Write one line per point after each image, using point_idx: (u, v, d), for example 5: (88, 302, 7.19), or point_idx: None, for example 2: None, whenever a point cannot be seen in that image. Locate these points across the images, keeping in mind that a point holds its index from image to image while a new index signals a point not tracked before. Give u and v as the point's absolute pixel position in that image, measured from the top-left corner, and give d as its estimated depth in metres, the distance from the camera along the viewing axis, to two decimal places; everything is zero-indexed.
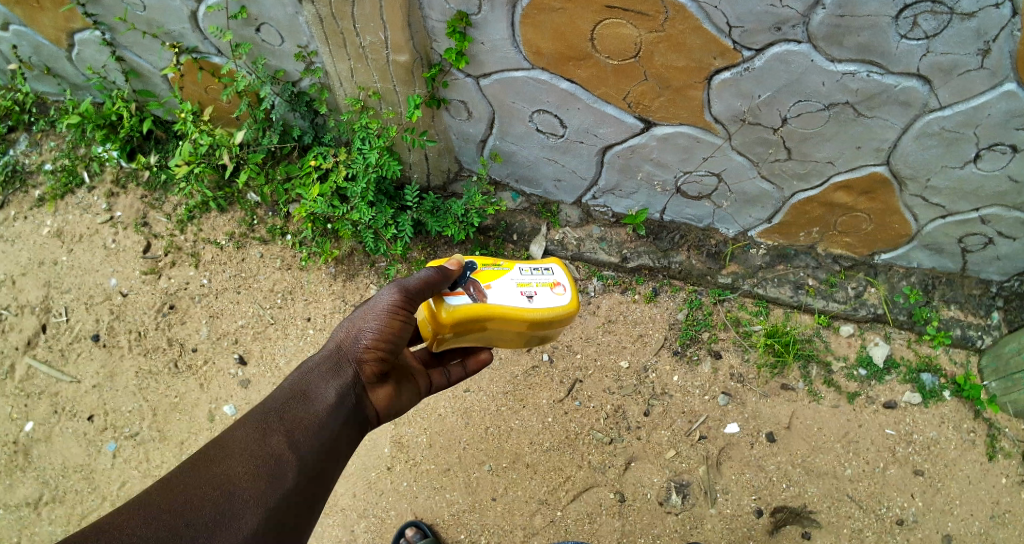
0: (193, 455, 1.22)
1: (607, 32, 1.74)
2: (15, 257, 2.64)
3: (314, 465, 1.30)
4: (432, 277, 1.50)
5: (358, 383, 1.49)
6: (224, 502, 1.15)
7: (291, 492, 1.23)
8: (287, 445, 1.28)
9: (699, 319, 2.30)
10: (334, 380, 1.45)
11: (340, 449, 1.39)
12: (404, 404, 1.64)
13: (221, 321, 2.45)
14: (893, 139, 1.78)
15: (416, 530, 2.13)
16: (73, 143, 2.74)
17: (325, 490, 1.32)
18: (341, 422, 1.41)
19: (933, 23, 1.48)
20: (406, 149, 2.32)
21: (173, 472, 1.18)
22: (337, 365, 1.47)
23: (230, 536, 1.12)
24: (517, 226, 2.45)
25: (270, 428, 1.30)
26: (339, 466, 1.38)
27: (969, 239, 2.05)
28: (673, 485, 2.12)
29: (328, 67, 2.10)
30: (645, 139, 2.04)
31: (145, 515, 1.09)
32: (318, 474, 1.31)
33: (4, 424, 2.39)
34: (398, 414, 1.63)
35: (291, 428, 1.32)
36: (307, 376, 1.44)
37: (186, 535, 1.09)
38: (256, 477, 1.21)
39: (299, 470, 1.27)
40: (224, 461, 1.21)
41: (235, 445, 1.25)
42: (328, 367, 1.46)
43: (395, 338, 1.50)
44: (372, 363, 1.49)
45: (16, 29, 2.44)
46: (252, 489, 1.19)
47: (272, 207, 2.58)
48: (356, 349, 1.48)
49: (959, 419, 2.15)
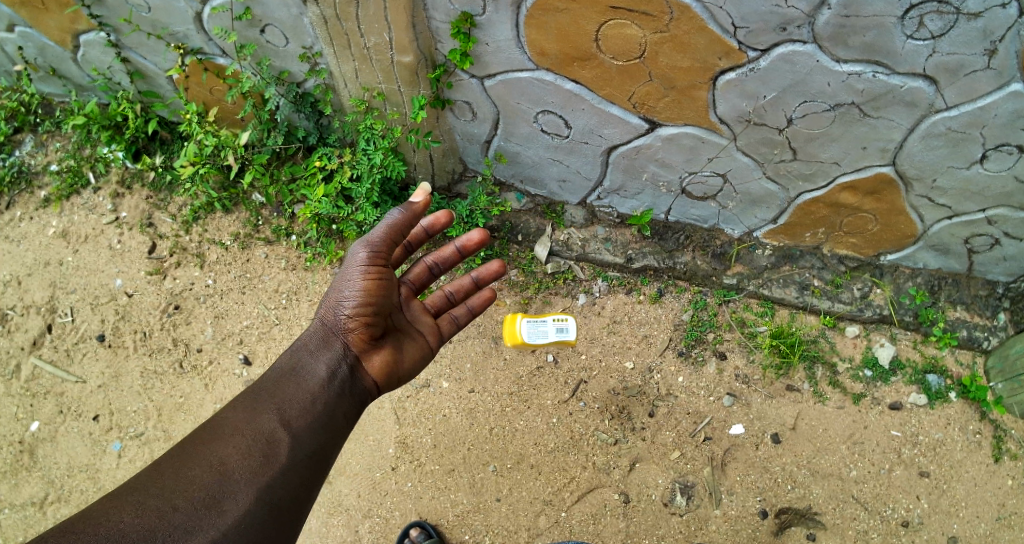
0: (189, 441, 1.39)
1: (612, 33, 1.74)
2: (20, 258, 2.65)
3: (305, 438, 1.46)
4: (398, 219, 1.64)
5: (349, 353, 1.65)
6: (215, 482, 1.31)
7: (284, 468, 1.39)
8: (276, 424, 1.44)
9: (704, 320, 2.29)
10: (323, 354, 1.62)
11: (334, 418, 1.55)
12: (407, 365, 1.76)
13: (226, 321, 2.46)
14: (898, 139, 1.78)
15: (420, 530, 2.14)
16: (79, 144, 2.75)
17: (320, 458, 1.48)
18: (335, 393, 1.58)
19: (939, 23, 1.47)
20: (411, 149, 2.31)
21: (167, 460, 1.34)
22: (326, 338, 1.65)
23: (224, 513, 1.28)
24: (522, 227, 2.44)
25: (261, 409, 1.47)
26: (335, 437, 1.54)
27: (975, 240, 2.04)
28: (678, 486, 2.13)
29: (333, 68, 2.10)
30: (650, 139, 2.03)
31: (137, 504, 1.23)
32: (311, 446, 1.47)
33: (10, 424, 2.41)
34: (402, 377, 1.77)
35: (280, 408, 1.48)
36: (299, 353, 1.63)
37: (178, 516, 1.24)
38: (249, 456, 1.37)
39: (290, 449, 1.42)
40: (218, 444, 1.38)
41: (229, 428, 1.42)
42: (318, 343, 1.64)
43: (374, 300, 1.64)
44: (359, 330, 1.65)
45: (22, 31, 2.45)
46: (245, 468, 1.35)
47: (277, 208, 2.57)
48: (340, 323, 1.64)
49: (965, 420, 2.15)
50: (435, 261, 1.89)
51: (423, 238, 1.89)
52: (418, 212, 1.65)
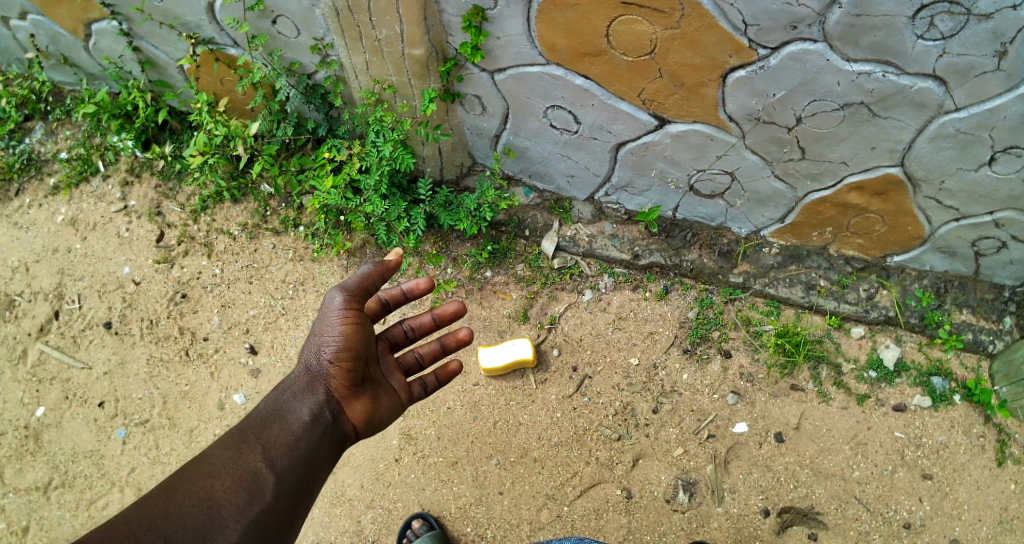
0: (174, 476, 1.29)
1: (622, 29, 1.74)
2: (29, 244, 2.66)
3: (291, 478, 1.39)
4: (371, 272, 1.68)
5: (331, 399, 1.58)
6: (203, 519, 1.22)
7: (269, 508, 1.31)
8: (262, 463, 1.36)
9: (709, 318, 2.30)
10: (307, 397, 1.55)
11: (317, 460, 1.48)
12: (384, 417, 1.70)
13: (232, 311, 2.47)
14: (907, 140, 1.77)
15: (423, 522, 2.14)
16: (89, 132, 2.76)
17: (304, 501, 1.40)
18: (319, 436, 1.50)
19: (949, 23, 1.47)
20: (420, 143, 2.31)
21: (152, 492, 1.25)
22: (309, 384, 1.57)
23: None
24: (529, 222, 2.45)
25: (247, 447, 1.38)
26: (316, 481, 1.46)
27: (982, 243, 2.04)
28: (680, 483, 2.13)
29: (343, 60, 2.11)
30: (659, 136, 2.04)
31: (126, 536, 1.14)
32: (296, 488, 1.39)
33: (16, 409, 2.42)
34: (378, 428, 1.70)
35: (267, 447, 1.40)
36: (281, 398, 1.54)
37: None
38: (234, 495, 1.28)
39: (276, 487, 1.34)
40: (202, 481, 1.28)
41: (215, 465, 1.32)
42: (301, 387, 1.57)
43: (355, 344, 1.60)
44: (342, 373, 1.59)
45: (34, 19, 2.46)
46: (232, 507, 1.26)
47: (286, 199, 2.58)
48: (323, 367, 1.59)
49: (969, 423, 2.14)
50: (410, 326, 1.88)
51: (400, 299, 1.86)
52: (390, 269, 1.71)
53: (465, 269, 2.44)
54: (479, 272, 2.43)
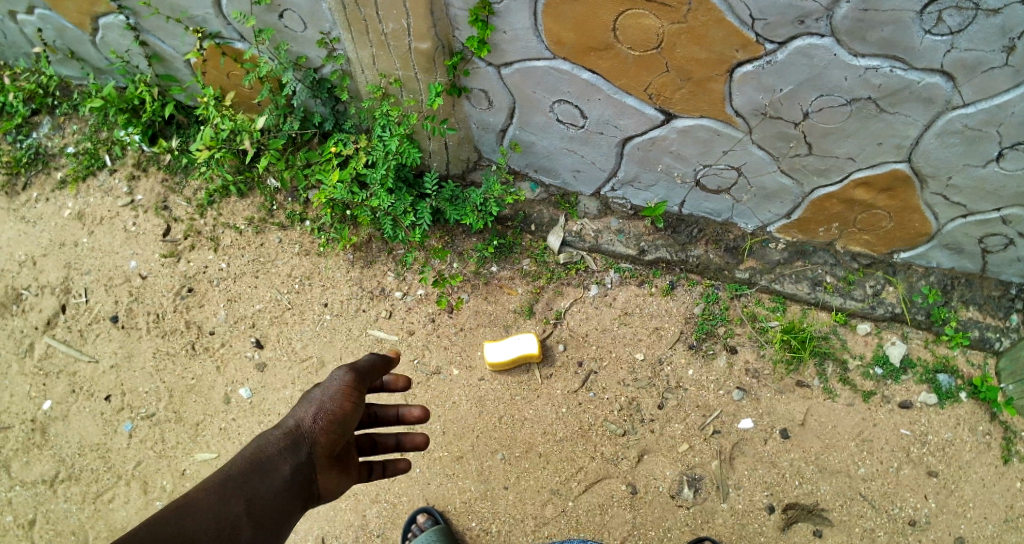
0: (146, 519, 1.08)
1: (629, 23, 1.73)
2: (36, 238, 2.67)
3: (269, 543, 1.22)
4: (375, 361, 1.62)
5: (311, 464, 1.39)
6: None
7: None
8: (247, 518, 1.20)
9: (715, 313, 2.29)
10: (290, 456, 1.35)
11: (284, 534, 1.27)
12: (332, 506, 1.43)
13: (238, 305, 2.47)
14: (915, 136, 1.77)
15: (428, 517, 2.15)
16: (96, 126, 2.77)
17: None
18: (294, 502, 1.31)
19: (957, 18, 1.46)
20: (426, 137, 2.31)
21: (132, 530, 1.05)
22: (293, 441, 1.38)
23: None
24: (535, 217, 2.45)
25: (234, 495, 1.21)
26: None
27: (989, 239, 2.03)
28: (686, 478, 2.13)
29: (350, 54, 2.11)
30: (665, 131, 2.03)
31: None
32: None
33: (23, 402, 2.43)
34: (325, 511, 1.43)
35: (252, 501, 1.23)
36: (262, 448, 1.34)
37: None
38: None
39: None
40: (191, 521, 1.12)
41: (201, 508, 1.16)
42: (285, 444, 1.37)
43: (348, 419, 1.46)
44: (326, 443, 1.42)
45: (41, 13, 2.47)
46: None
47: (292, 193, 2.58)
48: (312, 427, 1.41)
49: (975, 421, 2.14)
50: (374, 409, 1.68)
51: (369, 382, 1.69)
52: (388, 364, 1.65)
53: (471, 264, 2.44)
54: (485, 267, 2.43)
